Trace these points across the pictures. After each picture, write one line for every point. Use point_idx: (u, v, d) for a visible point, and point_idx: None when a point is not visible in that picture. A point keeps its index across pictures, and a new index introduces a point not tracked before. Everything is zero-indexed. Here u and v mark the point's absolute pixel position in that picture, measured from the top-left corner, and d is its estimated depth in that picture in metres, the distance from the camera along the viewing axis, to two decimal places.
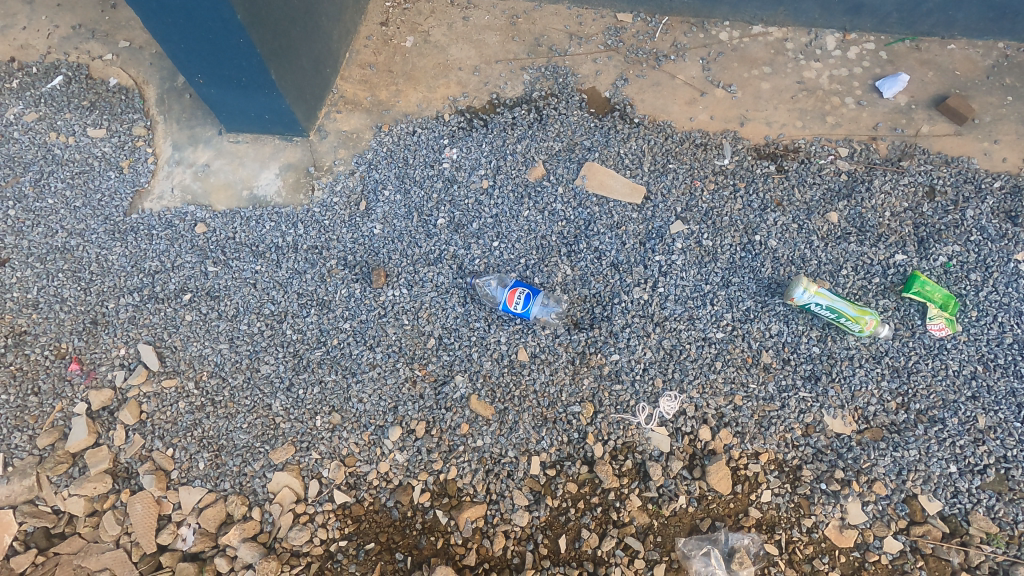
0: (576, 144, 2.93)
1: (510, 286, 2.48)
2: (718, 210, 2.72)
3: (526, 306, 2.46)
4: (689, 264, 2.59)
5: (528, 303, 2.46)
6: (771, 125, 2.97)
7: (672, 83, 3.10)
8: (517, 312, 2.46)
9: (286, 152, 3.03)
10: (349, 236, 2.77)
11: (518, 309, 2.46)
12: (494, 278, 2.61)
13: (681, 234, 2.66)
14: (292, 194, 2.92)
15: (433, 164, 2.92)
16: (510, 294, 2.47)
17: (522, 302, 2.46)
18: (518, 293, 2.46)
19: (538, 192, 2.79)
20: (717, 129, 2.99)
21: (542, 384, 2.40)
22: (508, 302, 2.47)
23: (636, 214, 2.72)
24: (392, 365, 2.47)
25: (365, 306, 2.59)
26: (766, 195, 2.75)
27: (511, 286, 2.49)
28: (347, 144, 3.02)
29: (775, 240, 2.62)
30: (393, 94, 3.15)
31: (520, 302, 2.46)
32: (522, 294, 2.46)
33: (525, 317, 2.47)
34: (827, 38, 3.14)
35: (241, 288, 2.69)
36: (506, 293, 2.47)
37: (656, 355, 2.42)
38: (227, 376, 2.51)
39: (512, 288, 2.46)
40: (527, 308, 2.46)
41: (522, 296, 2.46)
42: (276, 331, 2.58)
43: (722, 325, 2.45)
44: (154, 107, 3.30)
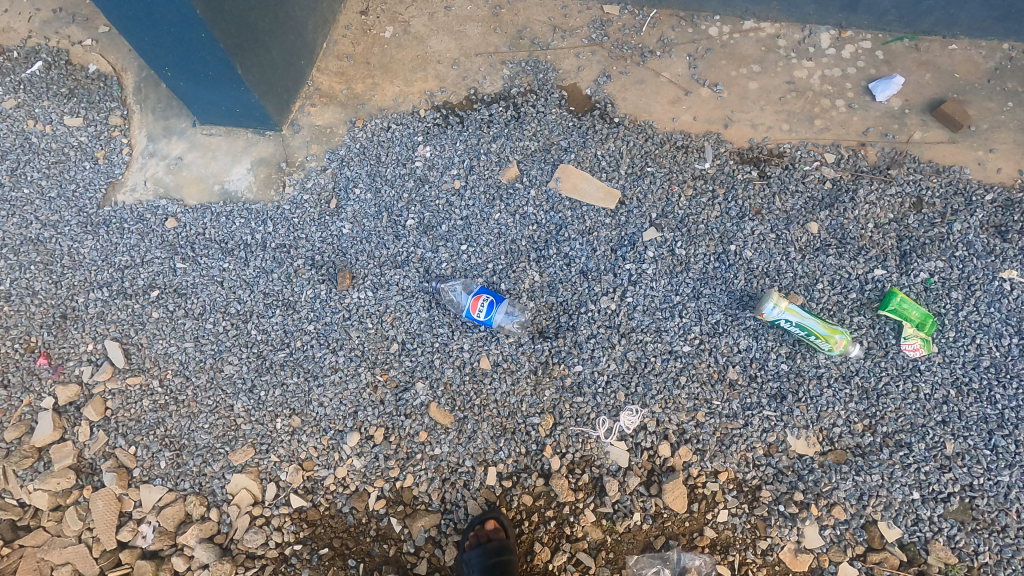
0: (552, 144, 2.84)
1: (473, 295, 2.43)
2: (694, 217, 2.64)
3: (489, 314, 2.43)
4: (659, 273, 2.53)
5: (491, 310, 2.43)
6: (756, 128, 2.86)
7: (657, 81, 2.99)
8: (480, 320, 2.43)
9: (259, 146, 2.97)
10: (317, 235, 2.74)
11: (482, 317, 2.42)
12: (461, 283, 2.56)
13: (654, 242, 2.59)
14: (262, 190, 2.88)
15: (406, 162, 2.86)
16: (473, 301, 2.42)
17: (485, 310, 2.42)
18: (481, 301, 2.42)
19: (510, 194, 2.73)
20: (700, 130, 2.89)
21: (503, 394, 2.38)
22: (471, 310, 2.42)
23: (609, 220, 2.65)
24: (354, 370, 2.45)
25: (330, 308, 2.57)
26: (745, 203, 2.67)
27: (474, 294, 2.44)
28: (320, 139, 2.96)
29: (750, 251, 2.55)
30: (369, 87, 3.07)
31: (483, 309, 2.42)
32: (486, 302, 2.42)
33: (488, 325, 2.44)
34: (821, 36, 2.99)
35: (208, 286, 2.68)
36: (469, 302, 2.43)
37: (620, 367, 2.38)
38: (190, 375, 2.51)
39: (476, 296, 2.42)
40: (490, 315, 2.42)
41: (485, 304, 2.42)
42: (241, 331, 2.57)
43: (689, 338, 2.40)
44: (132, 95, 3.26)
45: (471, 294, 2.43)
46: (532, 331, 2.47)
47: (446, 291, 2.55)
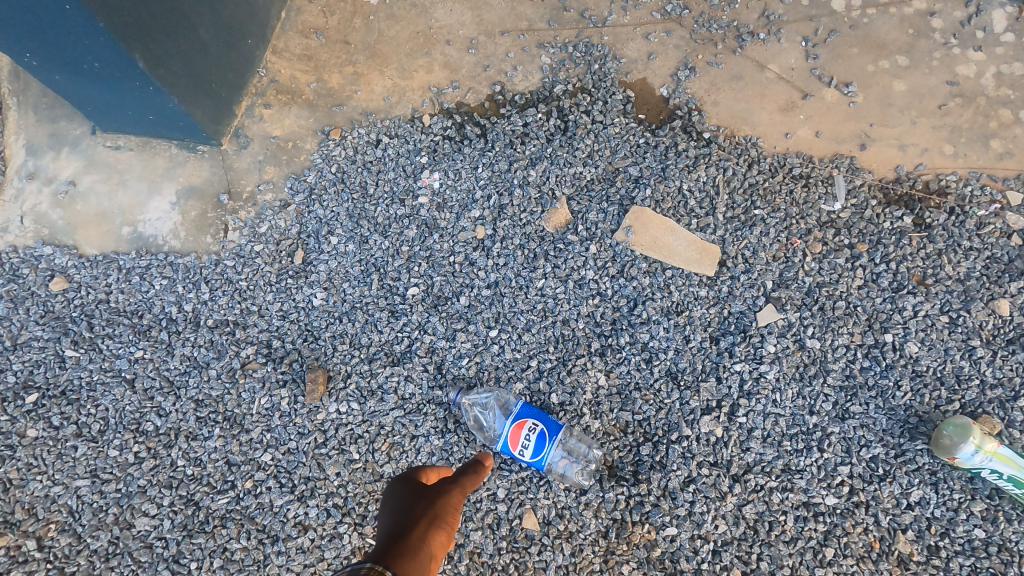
0: (617, 171, 1.97)
1: (511, 420, 1.59)
2: (829, 288, 1.82)
3: (539, 450, 1.57)
4: (785, 380, 1.72)
5: (541, 444, 1.57)
6: (905, 149, 2.00)
7: (761, 77, 2.08)
8: (525, 460, 1.59)
9: (188, 168, 2.02)
10: (276, 307, 1.87)
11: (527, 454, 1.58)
12: (496, 394, 1.73)
13: (774, 327, 1.77)
14: (194, 236, 1.96)
15: (404, 197, 1.96)
16: (514, 433, 1.58)
17: (533, 444, 1.57)
18: (526, 431, 1.57)
19: (560, 250, 1.87)
20: (824, 152, 2.02)
21: (559, 570, 1.63)
22: (510, 445, 1.58)
23: (705, 292, 1.81)
24: (332, 529, 1.67)
25: (295, 429, 1.73)
26: (903, 268, 1.84)
27: (514, 418, 1.59)
28: (279, 158, 2.03)
29: (915, 344, 1.74)
30: (348, 79, 2.12)
31: (531, 443, 1.57)
32: (533, 431, 1.57)
33: (538, 467, 1.59)
34: (994, 14, 2.06)
35: (110, 388, 1.80)
36: (506, 430, 1.58)
37: (733, 530, 1.62)
38: (84, 533, 1.68)
39: (518, 424, 1.57)
40: (541, 452, 1.56)
41: (533, 435, 1.57)
42: (162, 463, 1.73)
43: (834, 486, 1.63)
44: (6, 81, 2.10)
45: (509, 419, 1.59)
46: (597, 471, 1.67)
47: (469, 408, 1.72)
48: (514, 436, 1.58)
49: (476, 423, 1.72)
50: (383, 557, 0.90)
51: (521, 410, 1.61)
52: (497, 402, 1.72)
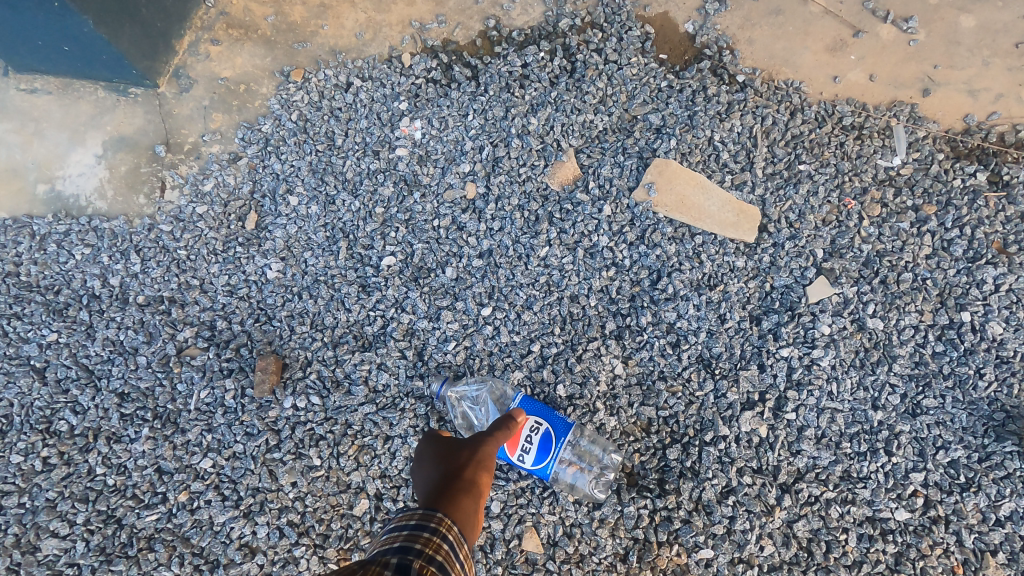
0: (634, 120, 1.64)
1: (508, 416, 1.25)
2: (892, 258, 1.51)
3: (544, 455, 1.22)
4: (843, 367, 1.41)
5: (547, 447, 1.22)
6: (976, 96, 1.69)
7: (804, 11, 1.75)
8: (527, 468, 1.23)
9: (119, 114, 1.67)
10: (222, 281, 1.53)
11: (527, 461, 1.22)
12: (485, 382, 1.41)
13: (827, 304, 1.46)
14: (125, 195, 1.62)
15: (379, 150, 1.63)
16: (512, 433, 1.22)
17: (536, 447, 1.22)
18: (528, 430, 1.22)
19: (567, 212, 1.54)
20: (880, 99, 1.70)
21: None
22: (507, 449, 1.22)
23: (742, 262, 1.49)
24: (286, 553, 1.35)
25: (242, 429, 1.40)
26: (979, 234, 1.52)
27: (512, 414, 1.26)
28: (229, 103, 1.69)
29: (999, 324, 1.44)
30: (313, 11, 1.76)
31: (533, 446, 1.22)
32: (536, 430, 1.22)
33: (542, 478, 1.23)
34: None
35: (16, 379, 1.46)
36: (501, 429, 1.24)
37: (783, 553, 1.31)
38: None
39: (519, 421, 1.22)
40: (546, 457, 1.21)
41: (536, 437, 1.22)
42: (76, 471, 1.40)
43: (906, 498, 1.33)
44: None
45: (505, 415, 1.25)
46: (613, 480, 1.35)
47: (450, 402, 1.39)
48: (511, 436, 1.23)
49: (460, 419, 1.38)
50: (446, 498, 0.87)
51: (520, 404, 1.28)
52: (484, 391, 1.40)
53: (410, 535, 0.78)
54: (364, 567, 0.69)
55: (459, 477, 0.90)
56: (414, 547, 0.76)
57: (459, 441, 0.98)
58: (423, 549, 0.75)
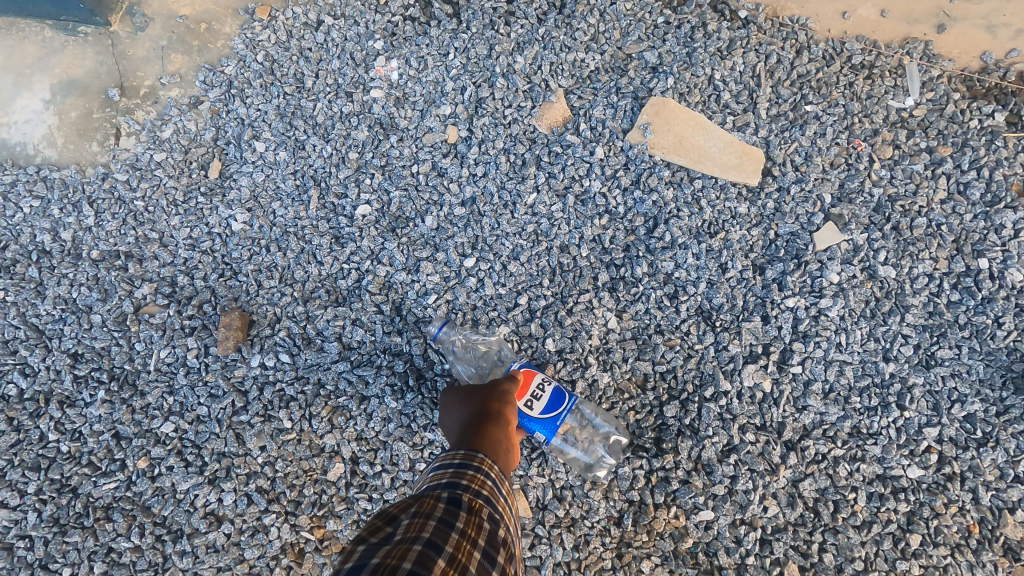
0: (628, 58, 1.52)
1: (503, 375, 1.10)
2: (906, 202, 1.40)
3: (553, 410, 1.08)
4: (852, 318, 1.31)
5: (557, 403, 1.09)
6: (994, 31, 1.57)
7: None
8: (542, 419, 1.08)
9: (66, 57, 1.54)
10: (183, 234, 1.42)
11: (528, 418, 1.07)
12: (490, 331, 1.32)
13: (837, 251, 1.36)
14: (75, 144, 1.50)
15: (352, 92, 1.50)
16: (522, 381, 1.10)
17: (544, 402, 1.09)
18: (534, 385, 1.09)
19: (555, 156, 1.43)
20: (893, 36, 1.58)
21: (558, 569, 1.23)
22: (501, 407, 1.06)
23: (745, 208, 1.39)
24: (255, 521, 1.26)
25: (206, 391, 1.30)
26: (997, 176, 1.42)
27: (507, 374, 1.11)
28: (188, 43, 1.55)
29: (1018, 271, 1.34)
30: None
31: (543, 397, 1.09)
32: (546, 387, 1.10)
33: (548, 435, 1.07)
34: None
35: None
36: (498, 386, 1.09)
37: (788, 514, 1.22)
38: None
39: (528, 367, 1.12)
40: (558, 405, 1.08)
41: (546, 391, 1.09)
42: (26, 438, 1.30)
43: (920, 454, 1.24)
44: None
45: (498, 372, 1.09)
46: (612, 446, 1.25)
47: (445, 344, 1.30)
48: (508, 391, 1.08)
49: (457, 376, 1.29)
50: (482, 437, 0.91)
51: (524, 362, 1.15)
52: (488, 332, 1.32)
53: (457, 471, 0.82)
54: (421, 501, 0.73)
55: (490, 416, 0.95)
56: (460, 481, 0.79)
57: (483, 387, 1.03)
58: (470, 484, 0.79)
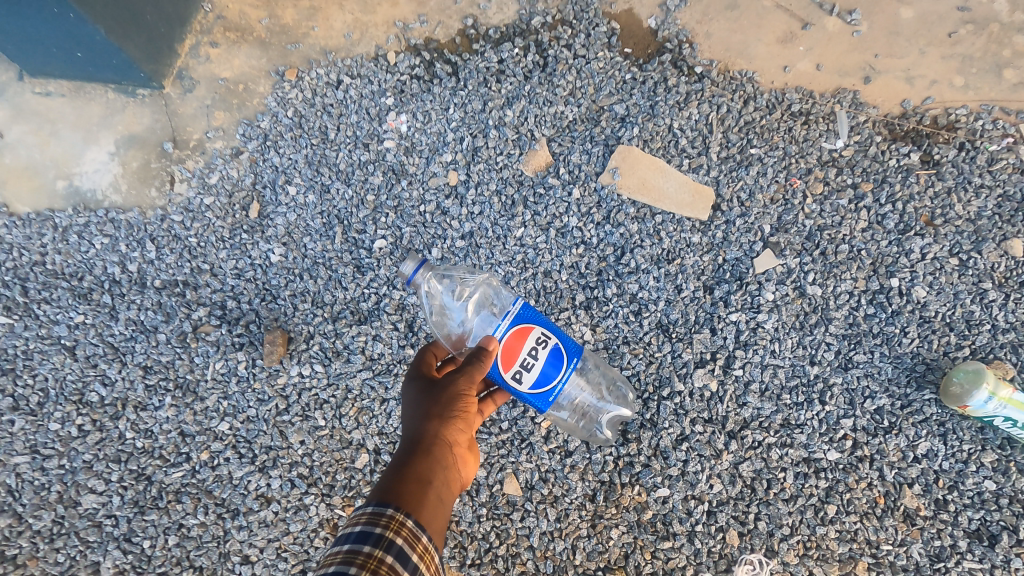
0: (601, 109, 1.80)
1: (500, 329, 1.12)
2: (832, 232, 1.68)
3: (553, 370, 1.14)
4: (784, 329, 1.59)
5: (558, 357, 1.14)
6: (913, 82, 1.84)
7: (757, 6, 1.91)
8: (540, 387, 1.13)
9: (126, 116, 1.82)
10: (230, 265, 1.70)
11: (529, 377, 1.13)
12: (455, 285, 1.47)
13: (773, 274, 1.64)
14: (136, 189, 1.78)
15: (369, 142, 1.78)
16: (518, 345, 1.12)
17: (544, 359, 1.13)
18: (533, 338, 1.13)
19: (540, 196, 1.71)
20: (826, 86, 1.86)
21: (544, 537, 1.52)
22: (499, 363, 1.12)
23: (698, 238, 1.67)
24: (297, 501, 1.54)
25: (254, 395, 1.59)
26: (909, 208, 1.70)
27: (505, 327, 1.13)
28: (229, 102, 1.83)
29: (923, 288, 1.62)
30: (303, 13, 1.91)
31: (539, 359, 1.13)
32: (547, 339, 1.14)
33: (547, 394, 1.13)
34: None
35: (49, 356, 1.64)
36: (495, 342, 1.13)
37: (729, 490, 1.51)
38: (25, 514, 1.54)
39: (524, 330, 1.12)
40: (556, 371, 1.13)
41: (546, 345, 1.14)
42: (108, 436, 1.58)
43: (838, 440, 1.52)
44: None
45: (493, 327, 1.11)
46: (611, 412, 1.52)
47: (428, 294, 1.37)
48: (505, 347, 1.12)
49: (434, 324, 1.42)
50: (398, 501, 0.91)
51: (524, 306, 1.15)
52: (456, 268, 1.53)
53: (356, 540, 0.80)
54: None
55: (411, 482, 0.96)
56: (353, 558, 0.76)
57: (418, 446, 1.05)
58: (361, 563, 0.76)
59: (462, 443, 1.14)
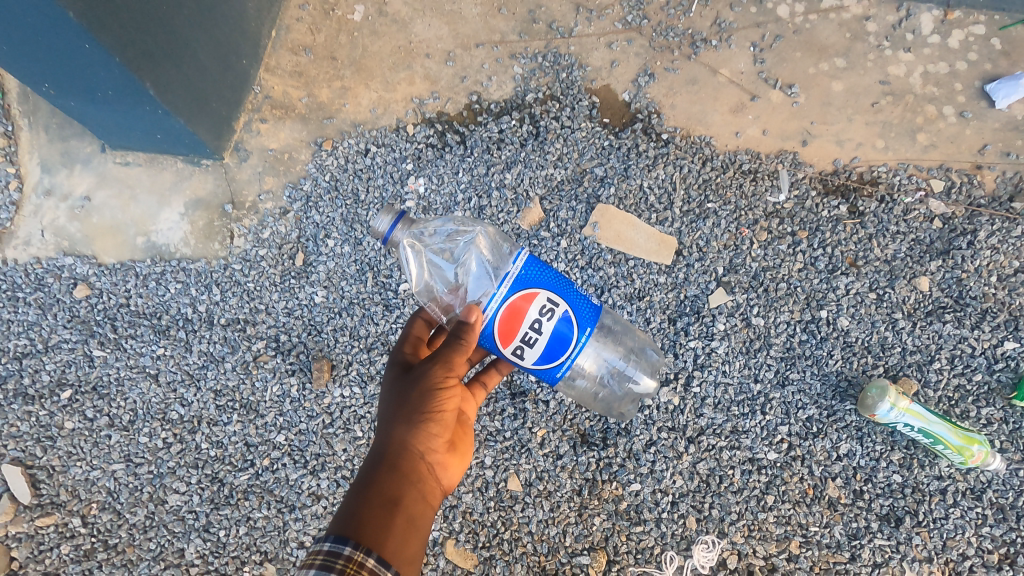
0: (584, 172, 2.18)
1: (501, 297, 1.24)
2: (773, 272, 2.06)
3: (565, 331, 1.27)
4: (733, 353, 1.97)
5: (567, 314, 1.27)
6: (842, 144, 2.22)
7: (714, 81, 2.29)
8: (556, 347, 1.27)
9: (193, 182, 2.21)
10: (282, 305, 2.08)
11: (543, 340, 1.26)
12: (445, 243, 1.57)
13: (724, 308, 2.01)
14: (203, 243, 2.16)
15: (394, 202, 2.17)
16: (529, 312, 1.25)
17: (554, 321, 1.26)
18: (539, 303, 1.25)
19: (534, 246, 2.10)
20: (770, 149, 2.23)
21: (540, 524, 1.89)
22: (509, 332, 1.25)
23: (663, 278, 2.05)
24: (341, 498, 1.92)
25: (305, 412, 1.97)
26: (836, 252, 2.08)
27: (505, 295, 1.24)
28: (277, 169, 2.22)
29: (846, 318, 2.00)
30: (337, 93, 2.31)
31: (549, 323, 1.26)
32: (553, 302, 1.26)
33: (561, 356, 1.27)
34: (922, 18, 2.31)
35: (137, 382, 2.02)
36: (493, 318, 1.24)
37: (689, 484, 1.88)
38: (123, 510, 1.92)
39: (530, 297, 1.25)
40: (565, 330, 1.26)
41: (554, 306, 1.26)
42: (187, 446, 1.96)
43: (775, 443, 1.90)
44: (16, 104, 2.36)
45: (497, 298, 1.24)
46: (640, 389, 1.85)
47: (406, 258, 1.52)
48: (510, 315, 1.24)
49: (422, 286, 1.55)
50: (363, 525, 1.14)
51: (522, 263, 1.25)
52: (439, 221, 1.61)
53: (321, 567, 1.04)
54: None
55: (377, 506, 1.18)
56: None
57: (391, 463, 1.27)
58: None
59: (437, 448, 1.35)
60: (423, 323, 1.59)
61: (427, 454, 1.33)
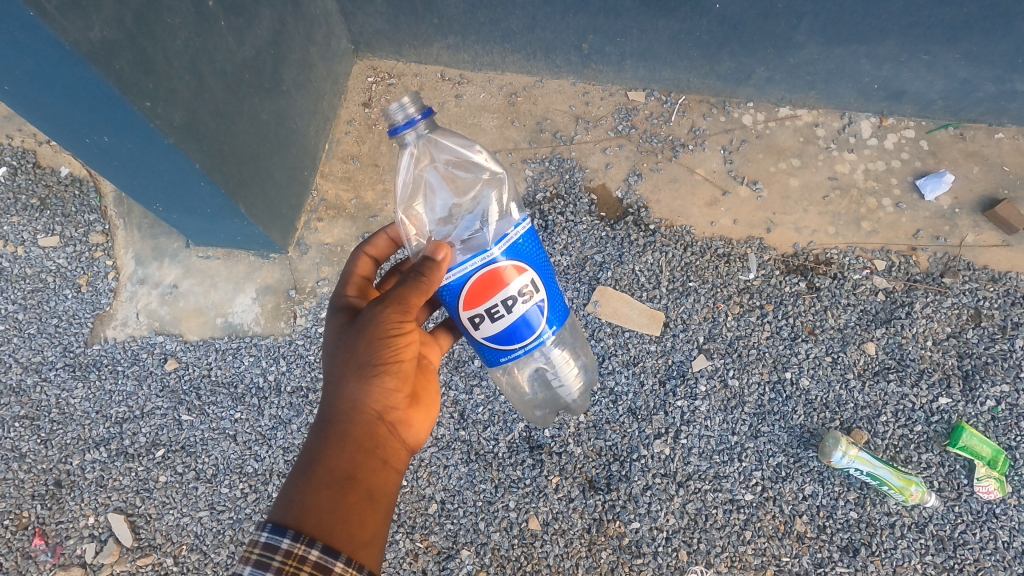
0: (586, 258, 2.64)
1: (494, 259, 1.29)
2: (745, 340, 2.47)
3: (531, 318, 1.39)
4: (713, 410, 2.37)
5: (538, 303, 1.38)
6: (801, 231, 2.65)
7: (691, 179, 2.75)
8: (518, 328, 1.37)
9: (263, 271, 2.67)
10: None
11: (506, 316, 1.35)
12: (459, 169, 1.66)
13: (704, 372, 2.42)
14: (271, 322, 2.60)
15: None
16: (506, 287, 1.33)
17: (526, 304, 1.36)
18: (522, 283, 1.34)
19: None
20: (740, 235, 2.66)
21: (556, 558, 2.25)
22: (484, 293, 1.32)
23: (654, 347, 2.47)
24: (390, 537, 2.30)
25: None
26: (797, 322, 2.50)
27: (499, 260, 1.30)
28: (331, 260, 2.68)
29: (807, 379, 2.41)
30: (380, 194, 2.77)
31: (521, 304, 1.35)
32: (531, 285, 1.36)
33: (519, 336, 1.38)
34: (862, 124, 2.80)
35: (219, 441, 2.44)
36: (473, 274, 1.30)
37: (680, 521, 2.26)
38: (209, 550, 2.32)
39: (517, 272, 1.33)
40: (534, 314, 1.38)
41: (530, 289, 1.36)
42: (261, 495, 2.38)
43: (751, 485, 2.29)
44: (113, 206, 2.85)
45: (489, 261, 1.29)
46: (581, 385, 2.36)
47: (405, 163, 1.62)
48: (492, 280, 1.31)
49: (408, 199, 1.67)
50: (312, 501, 1.27)
51: (523, 237, 1.34)
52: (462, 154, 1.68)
53: (270, 549, 1.18)
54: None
55: (329, 481, 1.30)
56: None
57: (341, 430, 1.37)
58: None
59: (393, 413, 1.44)
60: (367, 261, 1.76)
61: (383, 419, 1.43)
